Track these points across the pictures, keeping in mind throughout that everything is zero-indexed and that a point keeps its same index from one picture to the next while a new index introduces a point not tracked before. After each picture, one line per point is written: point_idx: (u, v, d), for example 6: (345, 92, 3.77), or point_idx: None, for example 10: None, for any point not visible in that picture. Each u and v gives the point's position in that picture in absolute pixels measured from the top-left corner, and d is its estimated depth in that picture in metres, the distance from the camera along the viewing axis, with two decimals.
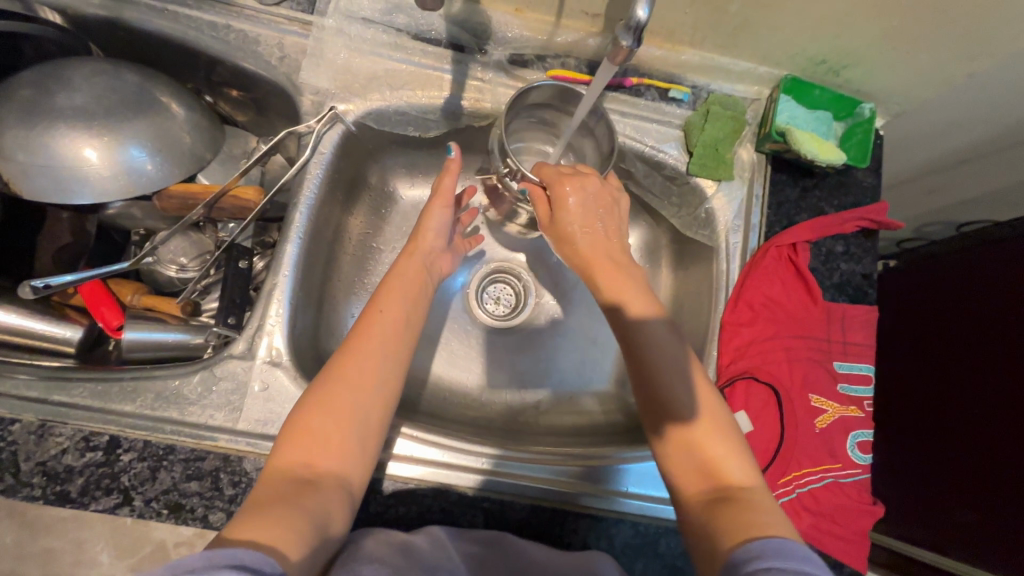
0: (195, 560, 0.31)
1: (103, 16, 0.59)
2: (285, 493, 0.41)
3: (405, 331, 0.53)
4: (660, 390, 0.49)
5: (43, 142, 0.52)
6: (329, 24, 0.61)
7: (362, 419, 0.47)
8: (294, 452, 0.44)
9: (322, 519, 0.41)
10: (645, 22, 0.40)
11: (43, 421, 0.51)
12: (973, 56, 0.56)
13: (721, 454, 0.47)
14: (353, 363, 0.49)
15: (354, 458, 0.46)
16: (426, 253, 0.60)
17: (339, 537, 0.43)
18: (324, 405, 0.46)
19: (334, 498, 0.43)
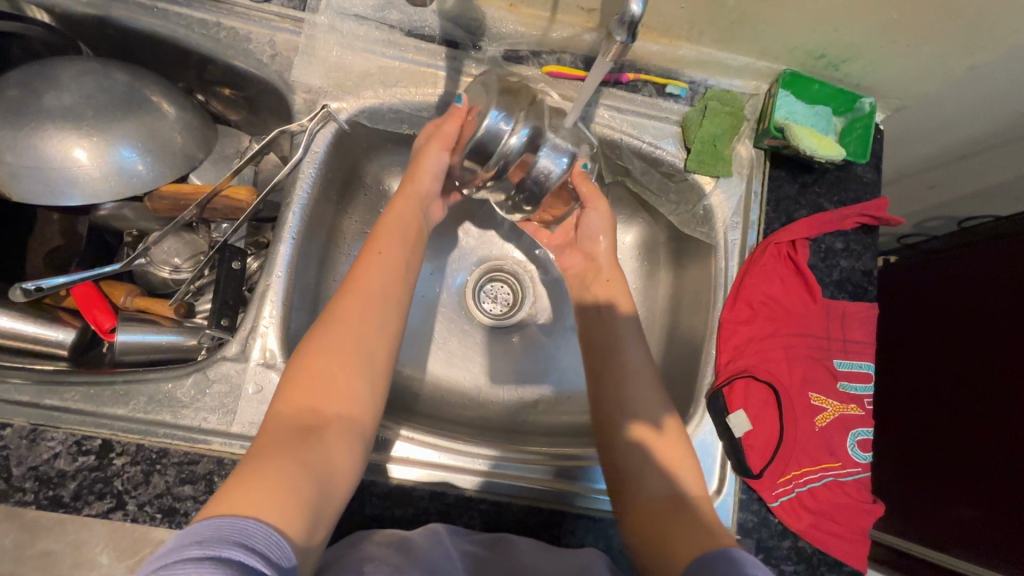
0: (205, 532, 0.32)
1: (91, 14, 0.58)
2: (286, 440, 0.41)
3: (403, 281, 0.53)
4: (637, 393, 0.54)
5: (32, 144, 0.52)
6: (321, 21, 0.60)
7: (367, 362, 0.47)
8: (297, 399, 0.44)
9: (325, 471, 0.40)
10: (639, 17, 0.40)
11: (35, 425, 0.50)
12: (974, 48, 0.56)
13: (677, 462, 0.51)
14: (357, 307, 0.49)
15: (360, 404, 0.45)
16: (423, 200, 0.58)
17: (343, 493, 0.42)
18: (327, 350, 0.46)
19: (339, 445, 0.43)
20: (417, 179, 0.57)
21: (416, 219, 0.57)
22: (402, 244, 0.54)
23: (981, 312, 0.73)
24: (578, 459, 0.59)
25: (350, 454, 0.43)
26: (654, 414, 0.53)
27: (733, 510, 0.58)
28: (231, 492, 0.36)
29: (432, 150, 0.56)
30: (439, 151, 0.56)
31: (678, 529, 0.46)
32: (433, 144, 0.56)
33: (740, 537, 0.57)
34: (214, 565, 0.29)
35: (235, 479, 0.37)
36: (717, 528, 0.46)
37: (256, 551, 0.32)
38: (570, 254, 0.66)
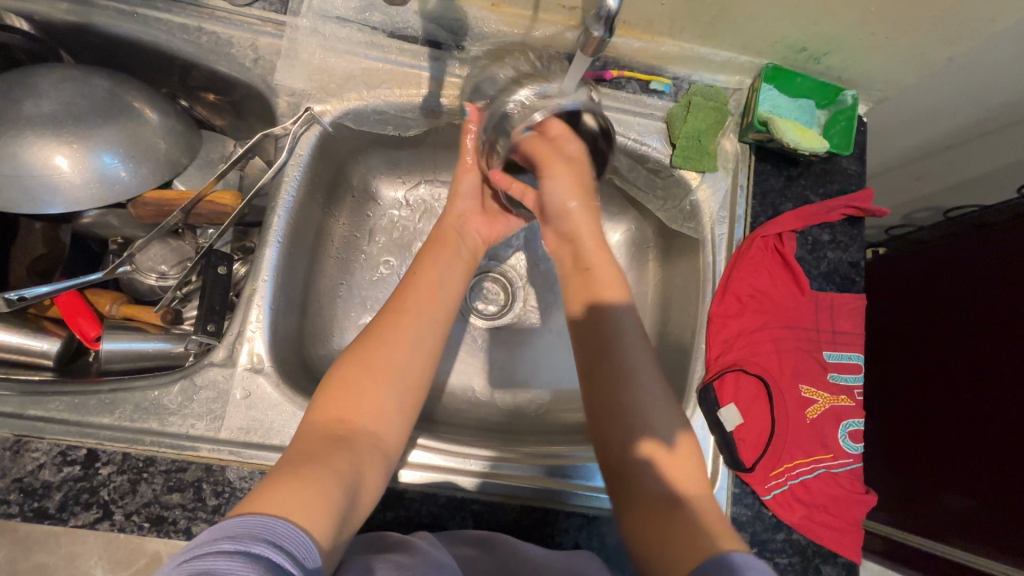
0: (237, 528, 0.31)
1: (71, 21, 0.57)
2: (321, 446, 0.41)
3: (442, 302, 0.54)
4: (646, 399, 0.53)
5: (10, 151, 0.51)
6: (303, 24, 0.60)
7: (400, 377, 0.47)
8: (333, 406, 0.44)
9: (355, 480, 0.40)
10: (616, 11, 0.40)
11: (19, 436, 0.50)
12: (952, 38, 0.56)
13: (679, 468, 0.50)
14: (394, 321, 0.50)
15: (388, 419, 0.46)
16: (455, 218, 0.62)
17: (370, 498, 0.41)
18: (365, 361, 0.47)
19: (368, 456, 0.42)
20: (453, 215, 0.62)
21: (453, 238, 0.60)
22: (438, 267, 0.56)
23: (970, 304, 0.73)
24: (573, 457, 0.58)
25: (377, 466, 0.43)
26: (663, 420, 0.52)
27: (726, 505, 0.57)
28: (263, 490, 0.36)
29: (463, 164, 0.62)
30: (468, 169, 0.62)
31: (685, 525, 0.45)
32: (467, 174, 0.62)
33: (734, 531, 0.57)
34: (244, 561, 0.29)
35: (267, 482, 0.37)
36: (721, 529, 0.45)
37: (285, 552, 0.31)
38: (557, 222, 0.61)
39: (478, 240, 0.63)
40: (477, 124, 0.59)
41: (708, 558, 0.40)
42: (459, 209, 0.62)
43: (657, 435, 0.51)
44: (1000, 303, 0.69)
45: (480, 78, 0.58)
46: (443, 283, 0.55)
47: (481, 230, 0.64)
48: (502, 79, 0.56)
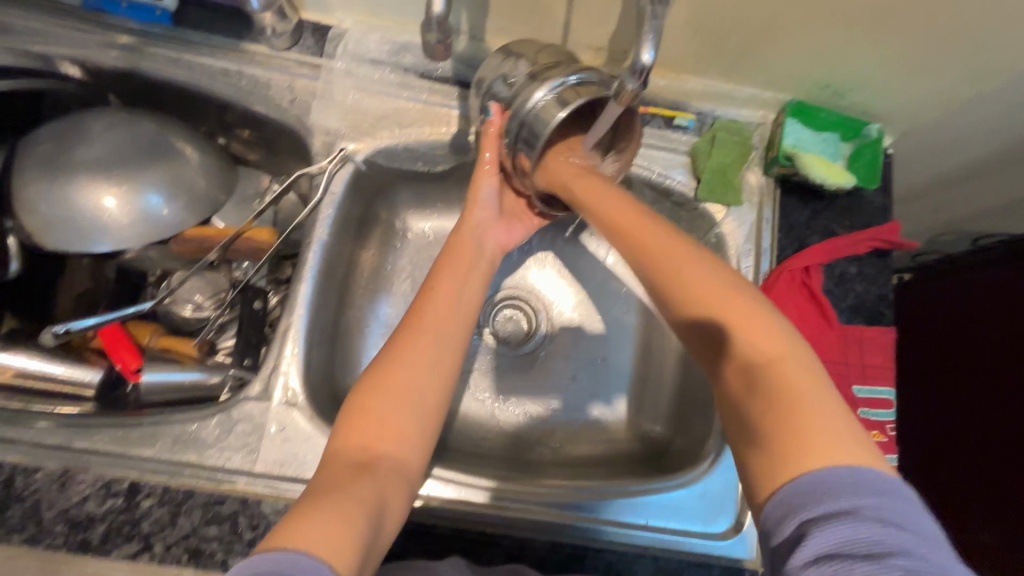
0: (267, 563, 0.31)
1: (120, 67, 0.60)
2: (342, 477, 0.40)
3: (461, 316, 0.51)
4: (713, 282, 0.41)
5: (67, 195, 0.54)
6: (338, 66, 0.62)
7: (420, 400, 0.45)
8: (353, 436, 0.43)
9: (380, 511, 0.39)
10: (650, 65, 0.42)
11: (65, 468, 0.51)
12: (979, 76, 0.56)
13: (760, 339, 0.38)
14: (411, 345, 0.47)
15: (413, 445, 0.44)
16: (475, 228, 0.57)
17: (393, 526, 0.41)
18: (381, 388, 0.45)
19: (392, 486, 0.42)
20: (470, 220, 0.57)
21: (473, 250, 0.56)
22: (457, 279, 0.53)
23: (1004, 334, 0.72)
24: (599, 492, 0.58)
25: (401, 497, 0.42)
26: (729, 300, 0.40)
27: (755, 542, 0.57)
28: (291, 520, 0.35)
29: (480, 169, 0.58)
30: (491, 176, 0.58)
31: (760, 428, 0.35)
32: (484, 180, 0.58)
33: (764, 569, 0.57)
34: None
35: (295, 511, 0.36)
36: (823, 427, 0.34)
37: None
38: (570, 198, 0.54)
39: (497, 249, 0.58)
40: (499, 125, 0.55)
41: (777, 494, 0.33)
42: (481, 216, 0.58)
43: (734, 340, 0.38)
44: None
45: (492, 78, 0.55)
46: (462, 294, 0.52)
47: (499, 238, 0.59)
48: (517, 79, 0.53)
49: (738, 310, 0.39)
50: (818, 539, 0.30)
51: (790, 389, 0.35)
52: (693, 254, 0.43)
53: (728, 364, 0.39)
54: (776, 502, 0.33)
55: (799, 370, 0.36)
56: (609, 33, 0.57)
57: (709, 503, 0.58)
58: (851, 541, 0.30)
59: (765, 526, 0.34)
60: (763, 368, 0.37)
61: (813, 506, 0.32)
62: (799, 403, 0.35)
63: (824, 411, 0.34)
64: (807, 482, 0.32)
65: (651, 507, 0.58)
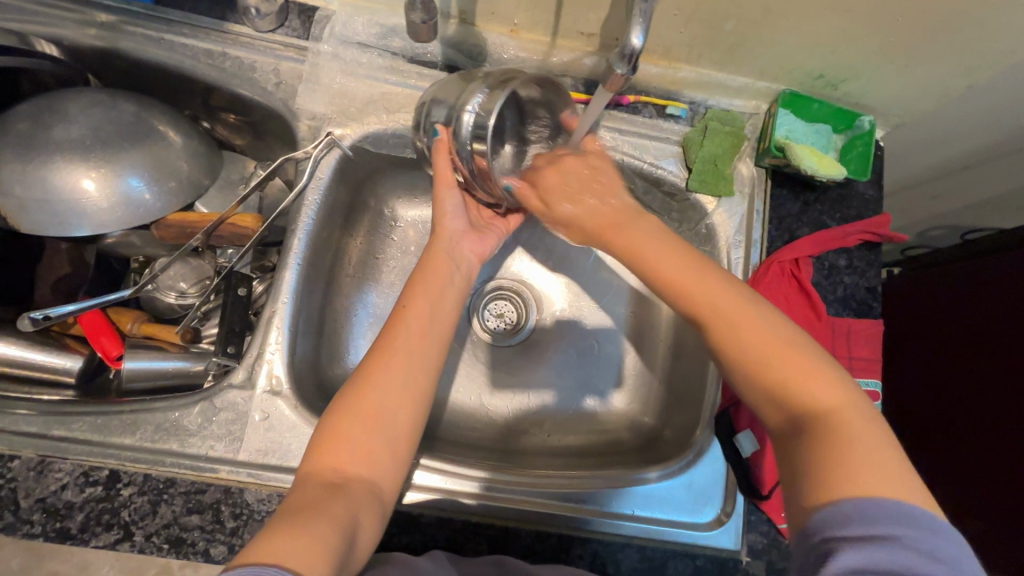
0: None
1: (99, 46, 0.59)
2: (314, 499, 0.40)
3: (435, 332, 0.50)
4: (762, 328, 0.42)
5: (41, 176, 0.53)
6: (325, 49, 0.61)
7: (390, 421, 0.44)
8: (324, 457, 0.43)
9: (351, 528, 0.39)
10: (639, 50, 0.41)
11: (43, 456, 0.51)
12: (971, 68, 0.56)
13: (817, 390, 0.40)
14: (381, 364, 0.46)
15: (385, 462, 0.44)
16: (449, 239, 0.55)
17: (366, 544, 0.40)
18: (353, 409, 0.44)
19: (364, 504, 0.41)
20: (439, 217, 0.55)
21: (448, 262, 0.54)
22: (432, 293, 0.51)
23: (989, 334, 0.72)
24: (586, 482, 0.58)
25: (374, 514, 0.42)
26: (786, 355, 0.41)
27: (740, 532, 0.58)
28: (259, 538, 0.35)
29: (438, 183, 0.55)
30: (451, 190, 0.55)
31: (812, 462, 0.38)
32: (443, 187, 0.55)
33: (749, 559, 0.57)
34: None
35: (264, 530, 0.36)
36: (871, 467, 0.36)
37: None
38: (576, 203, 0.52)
39: (474, 258, 0.57)
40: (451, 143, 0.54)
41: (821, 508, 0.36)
42: (451, 228, 0.56)
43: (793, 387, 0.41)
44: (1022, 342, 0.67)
45: (432, 104, 0.56)
46: (438, 308, 0.51)
47: (475, 248, 0.57)
48: (451, 99, 0.54)
49: (791, 358, 0.41)
50: (854, 556, 0.33)
51: (848, 435, 0.38)
52: (755, 307, 0.43)
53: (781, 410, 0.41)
54: (817, 516, 0.36)
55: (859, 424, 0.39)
56: (601, 20, 0.56)
57: (695, 493, 0.58)
58: (883, 559, 0.33)
59: (804, 528, 0.37)
60: (821, 415, 0.39)
61: (855, 526, 0.34)
62: (849, 445, 0.37)
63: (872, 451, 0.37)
64: (853, 505, 0.35)
65: (640, 497, 0.58)
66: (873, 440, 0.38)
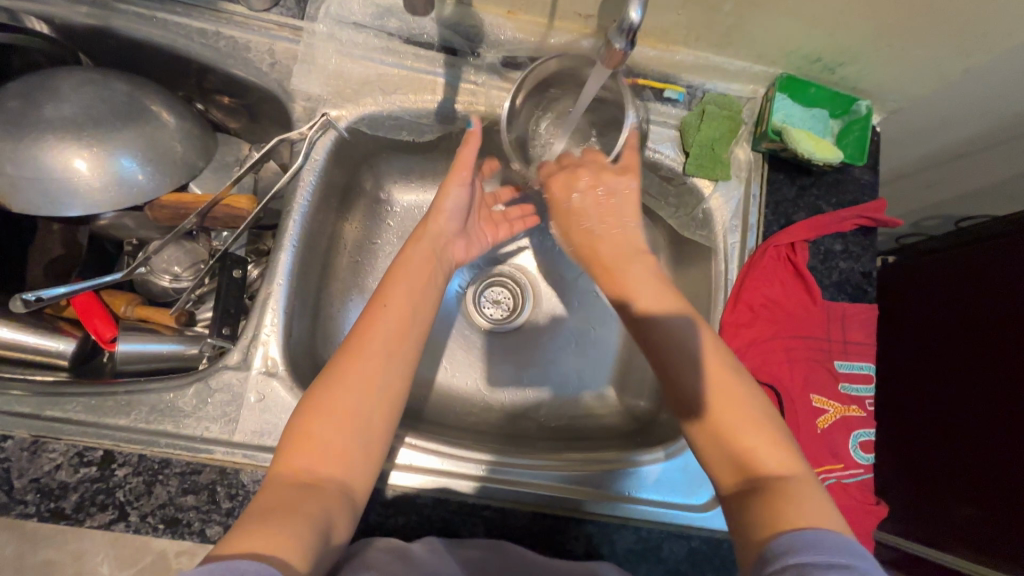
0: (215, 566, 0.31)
1: (91, 24, 0.58)
2: (285, 500, 0.39)
3: (413, 329, 0.48)
4: (736, 392, 0.43)
5: (32, 154, 0.52)
6: (320, 29, 0.60)
7: (364, 423, 0.43)
8: (296, 458, 0.41)
9: (324, 526, 0.39)
10: (638, 24, 0.41)
11: (36, 437, 0.50)
12: (968, 51, 0.56)
13: (764, 443, 0.41)
14: (356, 364, 0.45)
15: (360, 464, 0.43)
16: (436, 237, 0.55)
17: (339, 542, 0.40)
18: (325, 410, 0.43)
19: (337, 505, 0.40)
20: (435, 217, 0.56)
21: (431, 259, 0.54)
22: (412, 287, 0.50)
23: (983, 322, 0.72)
24: (583, 465, 0.59)
25: (347, 513, 0.41)
26: (750, 424, 0.42)
27: None
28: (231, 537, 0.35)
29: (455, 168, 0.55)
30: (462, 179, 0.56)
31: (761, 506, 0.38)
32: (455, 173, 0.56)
33: None
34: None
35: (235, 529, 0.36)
36: (814, 515, 0.37)
37: None
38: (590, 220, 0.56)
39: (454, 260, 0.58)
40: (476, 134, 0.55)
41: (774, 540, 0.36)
42: (443, 226, 0.56)
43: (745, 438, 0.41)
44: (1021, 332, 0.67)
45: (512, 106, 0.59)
46: (416, 302, 0.50)
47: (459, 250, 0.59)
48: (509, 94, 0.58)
49: (758, 428, 0.42)
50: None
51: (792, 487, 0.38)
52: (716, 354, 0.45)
53: (733, 460, 0.42)
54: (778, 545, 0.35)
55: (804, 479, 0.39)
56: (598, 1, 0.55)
57: (690, 475, 0.59)
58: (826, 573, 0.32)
59: (760, 558, 0.35)
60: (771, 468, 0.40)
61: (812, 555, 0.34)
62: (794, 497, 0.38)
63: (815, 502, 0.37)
64: (809, 536, 0.35)
65: (636, 479, 0.58)
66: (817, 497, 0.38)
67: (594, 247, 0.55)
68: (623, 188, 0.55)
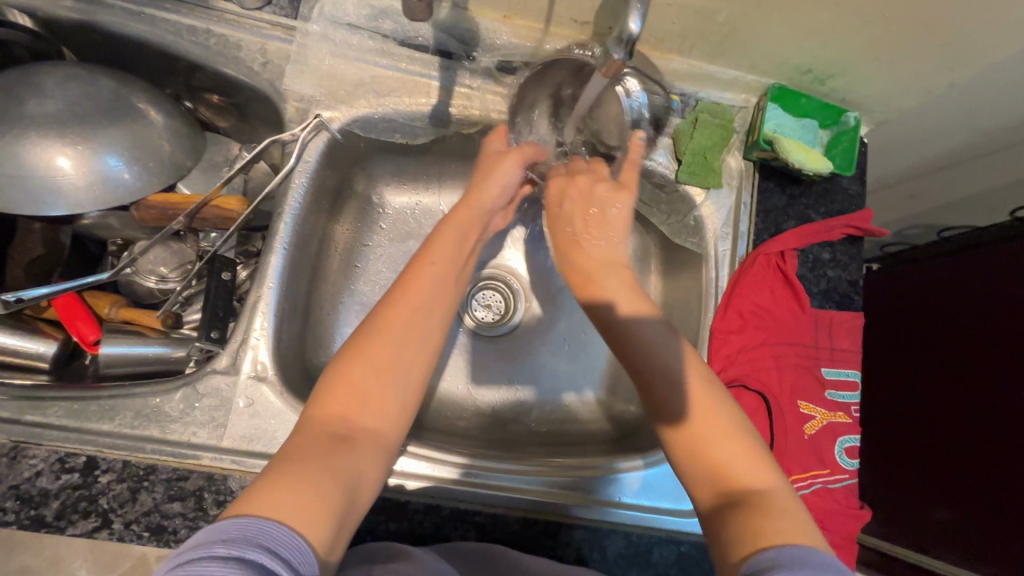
0: (233, 531, 0.30)
1: (75, 19, 0.56)
2: (320, 446, 0.38)
3: (452, 292, 0.49)
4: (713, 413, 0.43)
5: (14, 151, 0.51)
6: (313, 29, 0.59)
7: (407, 374, 0.43)
8: (334, 405, 0.41)
9: (355, 482, 0.38)
10: (637, 35, 0.41)
11: (16, 442, 0.49)
12: (953, 67, 0.57)
13: (741, 461, 0.41)
14: (402, 317, 0.45)
15: (393, 416, 0.42)
16: (484, 208, 0.55)
17: (369, 495, 0.39)
18: (366, 359, 0.42)
19: (369, 458, 0.40)
20: (485, 187, 0.55)
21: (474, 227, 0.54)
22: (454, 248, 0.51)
23: (974, 330, 0.73)
24: (575, 470, 0.59)
25: (376, 470, 0.40)
26: (725, 435, 0.42)
27: None
28: (262, 485, 0.34)
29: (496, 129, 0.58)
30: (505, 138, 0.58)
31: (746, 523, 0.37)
32: (511, 156, 0.56)
33: None
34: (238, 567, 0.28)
35: (268, 474, 0.35)
36: (795, 528, 0.36)
37: (277, 554, 0.30)
38: (587, 227, 0.54)
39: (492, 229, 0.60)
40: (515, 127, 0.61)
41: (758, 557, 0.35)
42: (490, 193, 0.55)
43: (730, 452, 0.41)
44: (1000, 343, 0.69)
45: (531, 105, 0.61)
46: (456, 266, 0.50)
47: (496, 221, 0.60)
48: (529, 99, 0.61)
49: (730, 435, 0.42)
50: None
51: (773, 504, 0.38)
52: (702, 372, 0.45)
53: (713, 480, 0.41)
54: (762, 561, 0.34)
55: (785, 498, 0.39)
56: (594, 8, 0.56)
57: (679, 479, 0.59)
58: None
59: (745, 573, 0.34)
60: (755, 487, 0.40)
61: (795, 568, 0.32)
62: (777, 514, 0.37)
63: (796, 519, 0.37)
64: (798, 550, 0.34)
65: (624, 485, 0.58)
66: (799, 514, 0.38)
67: (575, 256, 0.54)
68: (615, 206, 0.54)
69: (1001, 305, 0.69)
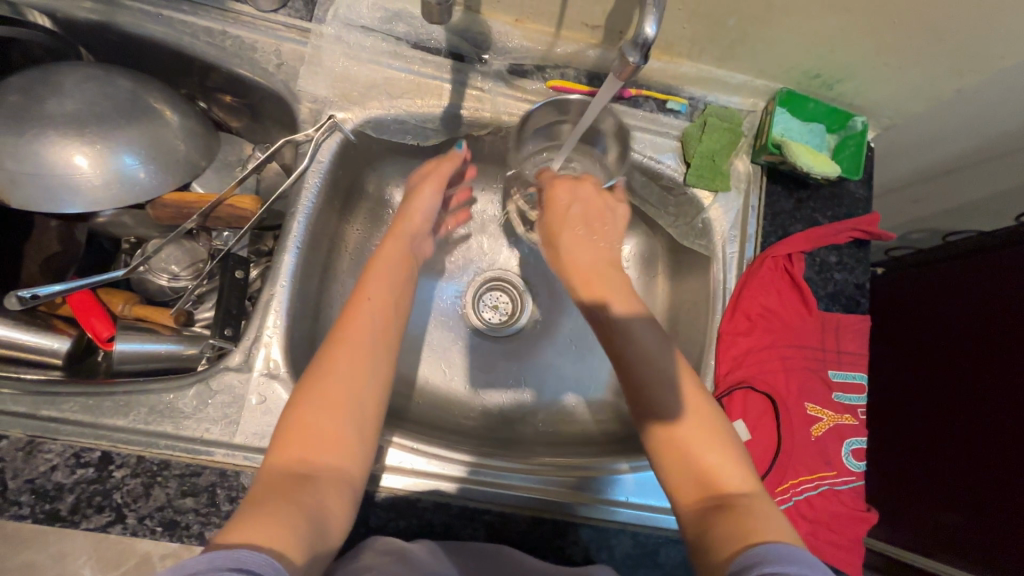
0: (199, 562, 0.31)
1: (95, 20, 0.57)
2: (284, 486, 0.39)
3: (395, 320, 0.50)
4: (699, 422, 0.45)
5: (33, 150, 0.51)
6: (328, 32, 0.60)
7: (358, 408, 0.44)
8: (291, 448, 0.41)
9: (320, 513, 0.39)
10: (652, 39, 0.42)
11: (32, 437, 0.49)
12: (961, 72, 0.58)
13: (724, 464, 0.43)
14: (349, 350, 0.46)
15: (356, 450, 0.43)
16: (410, 235, 0.57)
17: (339, 528, 0.40)
18: (319, 395, 0.43)
19: (334, 493, 0.40)
20: (410, 215, 0.58)
21: (404, 251, 0.55)
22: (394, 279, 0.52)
23: (976, 336, 0.73)
24: (582, 470, 0.59)
25: (345, 502, 0.41)
26: (709, 443, 0.44)
27: None
28: (233, 525, 0.35)
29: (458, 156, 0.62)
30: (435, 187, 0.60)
31: (729, 531, 0.38)
32: (430, 181, 0.60)
33: None
34: None
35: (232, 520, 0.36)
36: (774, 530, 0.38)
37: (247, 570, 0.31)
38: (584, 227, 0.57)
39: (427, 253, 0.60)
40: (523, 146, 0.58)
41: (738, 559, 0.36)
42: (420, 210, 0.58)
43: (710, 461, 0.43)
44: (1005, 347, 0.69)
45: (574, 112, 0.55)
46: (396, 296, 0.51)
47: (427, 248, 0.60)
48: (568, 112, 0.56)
49: (715, 446, 0.44)
50: None
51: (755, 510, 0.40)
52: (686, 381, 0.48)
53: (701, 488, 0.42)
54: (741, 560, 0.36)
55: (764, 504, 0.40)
56: (605, 13, 0.56)
57: None
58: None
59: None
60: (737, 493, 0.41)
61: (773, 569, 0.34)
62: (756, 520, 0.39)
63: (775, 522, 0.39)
64: (778, 550, 0.36)
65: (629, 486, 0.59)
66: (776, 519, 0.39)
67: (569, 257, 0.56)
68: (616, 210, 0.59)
69: (1006, 309, 0.70)
